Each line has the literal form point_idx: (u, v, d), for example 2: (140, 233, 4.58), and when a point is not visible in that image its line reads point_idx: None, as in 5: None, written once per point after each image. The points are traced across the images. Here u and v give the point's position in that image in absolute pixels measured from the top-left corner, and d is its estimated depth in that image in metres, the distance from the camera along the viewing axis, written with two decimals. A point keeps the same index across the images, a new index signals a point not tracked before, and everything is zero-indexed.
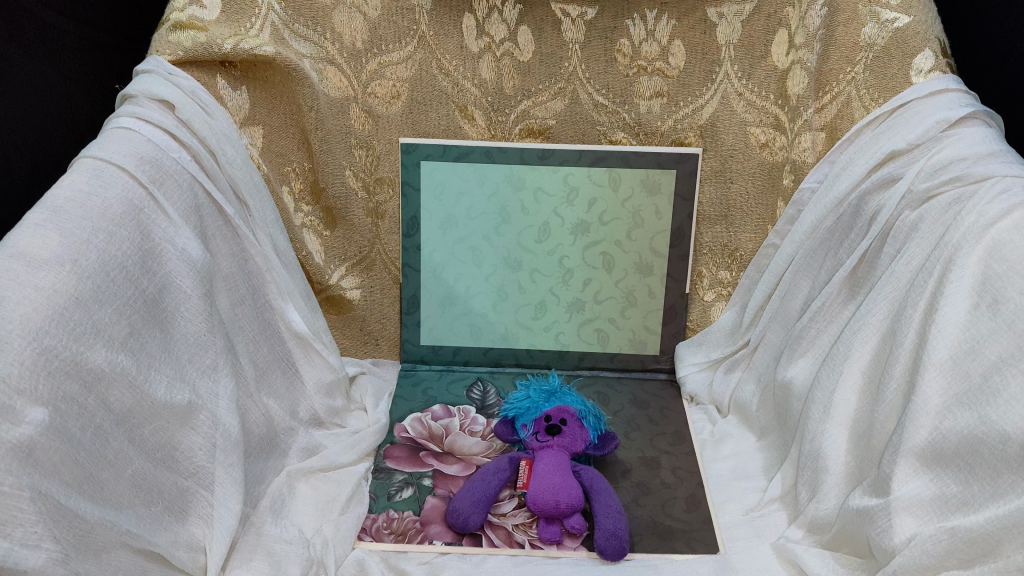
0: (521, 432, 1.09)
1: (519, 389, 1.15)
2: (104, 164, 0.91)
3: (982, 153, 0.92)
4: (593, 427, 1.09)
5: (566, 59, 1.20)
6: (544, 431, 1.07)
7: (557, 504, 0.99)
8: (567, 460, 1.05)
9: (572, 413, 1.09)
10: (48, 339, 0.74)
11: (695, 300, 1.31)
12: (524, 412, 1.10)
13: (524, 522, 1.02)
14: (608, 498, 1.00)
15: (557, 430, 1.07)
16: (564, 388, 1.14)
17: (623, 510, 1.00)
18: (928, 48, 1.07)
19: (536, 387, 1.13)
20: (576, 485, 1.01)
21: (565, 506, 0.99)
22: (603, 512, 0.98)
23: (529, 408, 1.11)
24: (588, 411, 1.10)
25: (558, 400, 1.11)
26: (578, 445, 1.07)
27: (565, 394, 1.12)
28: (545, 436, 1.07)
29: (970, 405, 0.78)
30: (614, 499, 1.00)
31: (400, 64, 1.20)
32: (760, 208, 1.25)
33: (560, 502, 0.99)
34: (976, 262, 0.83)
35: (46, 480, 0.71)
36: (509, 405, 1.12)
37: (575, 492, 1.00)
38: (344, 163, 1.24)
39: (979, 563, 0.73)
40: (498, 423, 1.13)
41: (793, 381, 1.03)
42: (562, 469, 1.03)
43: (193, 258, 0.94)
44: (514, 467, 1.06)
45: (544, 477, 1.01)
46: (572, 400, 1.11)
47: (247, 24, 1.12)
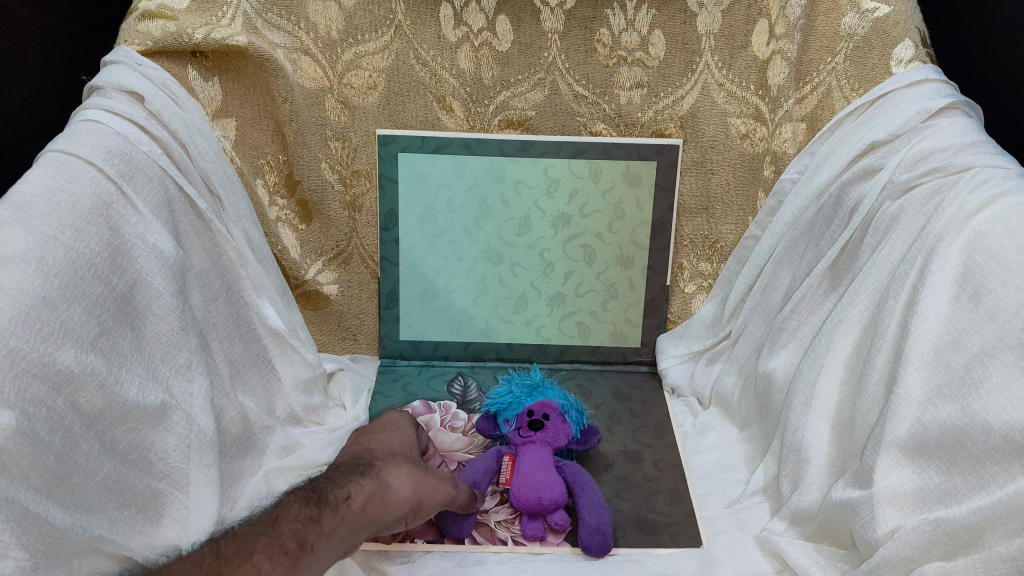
0: (503, 427, 1.08)
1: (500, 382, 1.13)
2: (71, 158, 0.88)
3: (962, 144, 0.92)
4: (575, 421, 1.08)
5: (545, 49, 1.19)
6: (527, 425, 1.05)
7: (540, 501, 0.98)
8: (549, 455, 1.03)
9: (554, 407, 1.07)
10: (15, 340, 0.72)
11: (676, 293, 1.30)
12: (506, 407, 1.09)
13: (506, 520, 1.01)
14: (591, 493, 0.99)
15: (540, 424, 1.05)
16: (546, 382, 1.13)
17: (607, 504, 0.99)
18: (908, 38, 1.05)
19: (518, 382, 1.12)
20: (559, 480, 1.00)
21: (548, 501, 0.98)
22: (587, 507, 0.97)
23: (511, 401, 1.09)
24: (570, 404, 1.09)
25: (540, 394, 1.10)
26: (561, 440, 1.05)
27: (547, 387, 1.11)
28: (528, 431, 1.05)
29: (952, 396, 0.78)
30: (597, 494, 0.99)
31: (377, 54, 1.18)
32: (740, 199, 1.25)
33: (543, 498, 0.98)
34: (957, 253, 0.83)
35: (12, 486, 0.69)
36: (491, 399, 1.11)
37: (558, 487, 0.99)
38: (319, 156, 1.21)
39: (962, 554, 0.73)
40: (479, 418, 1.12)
41: (774, 373, 1.03)
42: (545, 465, 1.01)
43: (164, 254, 0.91)
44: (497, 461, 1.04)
45: (526, 474, 0.99)
46: (554, 393, 1.10)
47: (219, 14, 1.09)
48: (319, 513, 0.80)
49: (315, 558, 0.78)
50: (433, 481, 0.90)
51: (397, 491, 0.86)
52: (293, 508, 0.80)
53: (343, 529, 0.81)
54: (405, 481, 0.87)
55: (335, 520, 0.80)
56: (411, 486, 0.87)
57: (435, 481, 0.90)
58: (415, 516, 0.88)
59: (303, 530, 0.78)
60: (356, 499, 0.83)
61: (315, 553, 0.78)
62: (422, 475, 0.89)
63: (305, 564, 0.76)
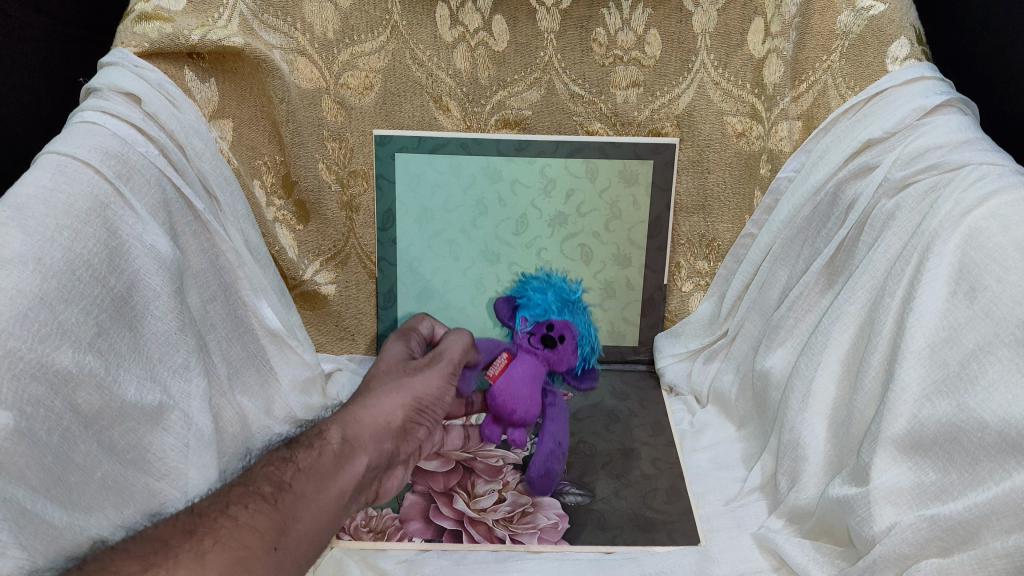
0: (520, 325, 1.11)
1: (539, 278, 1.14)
2: (67, 159, 0.88)
3: (957, 141, 0.92)
4: (583, 356, 1.10)
5: (541, 49, 1.19)
6: (541, 337, 1.08)
7: (512, 413, 1.04)
8: (542, 373, 1.07)
9: (574, 334, 1.09)
10: (12, 341, 0.72)
11: (674, 291, 1.31)
12: (533, 307, 1.11)
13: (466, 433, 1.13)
14: (557, 432, 1.05)
15: (552, 343, 1.08)
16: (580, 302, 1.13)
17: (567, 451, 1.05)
18: (904, 36, 1.06)
19: (557, 287, 1.11)
20: (538, 403, 1.05)
21: (517, 416, 1.04)
22: (551, 443, 1.04)
23: (540, 305, 1.10)
24: (589, 340, 1.10)
25: (568, 313, 1.10)
26: (562, 366, 1.09)
27: (579, 309, 1.11)
28: (538, 343, 1.08)
29: (948, 393, 0.78)
30: (562, 436, 1.05)
31: (373, 54, 1.18)
32: (737, 198, 1.25)
33: (515, 412, 1.03)
34: (952, 249, 0.83)
35: (8, 485, 0.70)
36: (522, 290, 1.13)
37: (533, 411, 1.04)
38: (316, 156, 1.21)
39: (958, 550, 0.73)
40: (501, 300, 1.15)
41: (771, 371, 1.03)
42: (533, 382, 1.05)
43: (162, 254, 0.91)
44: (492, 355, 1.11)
45: (513, 383, 1.04)
46: (581, 319, 1.11)
47: (215, 15, 1.09)
48: (291, 456, 0.85)
49: (306, 490, 0.82)
50: (417, 376, 0.99)
51: (373, 407, 0.95)
52: (268, 467, 0.83)
53: (331, 458, 0.86)
54: (385, 396, 0.96)
55: (309, 456, 0.85)
56: (385, 396, 0.96)
57: (412, 378, 0.99)
58: (420, 407, 0.97)
59: (279, 475, 0.82)
60: (330, 435, 0.89)
61: (301, 488, 0.81)
62: (395, 385, 0.98)
63: (290, 499, 0.80)
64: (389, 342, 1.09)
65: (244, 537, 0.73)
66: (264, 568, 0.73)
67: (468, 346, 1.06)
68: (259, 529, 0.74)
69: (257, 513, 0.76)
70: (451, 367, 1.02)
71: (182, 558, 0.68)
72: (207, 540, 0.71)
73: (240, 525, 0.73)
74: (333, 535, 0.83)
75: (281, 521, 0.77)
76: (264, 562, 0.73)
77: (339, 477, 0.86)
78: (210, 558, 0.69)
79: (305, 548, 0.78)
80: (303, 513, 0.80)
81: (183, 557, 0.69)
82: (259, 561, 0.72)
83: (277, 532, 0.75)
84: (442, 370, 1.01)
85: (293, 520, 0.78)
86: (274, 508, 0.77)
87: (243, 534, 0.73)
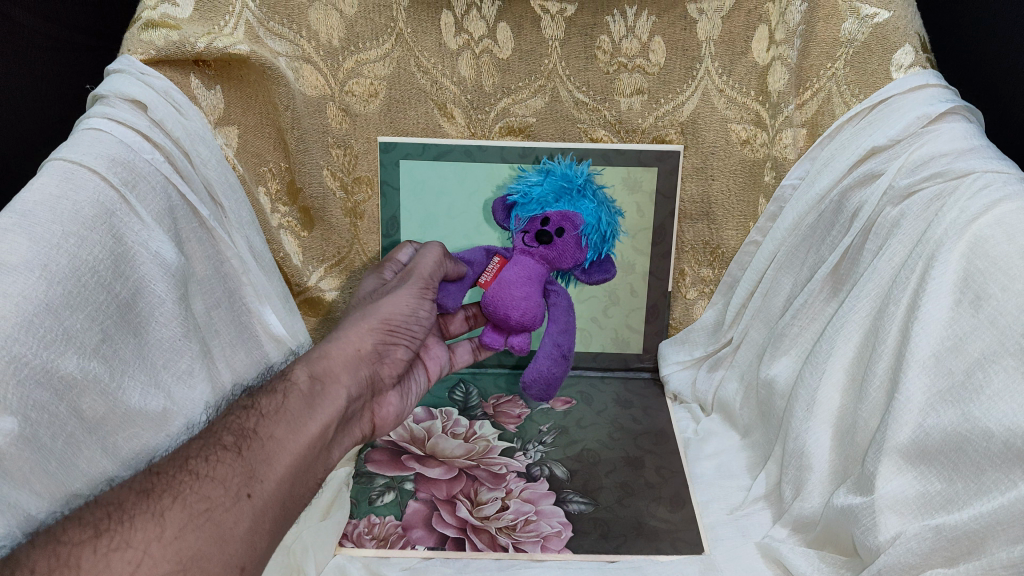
0: (516, 225, 1.08)
1: (537, 173, 1.09)
2: (74, 166, 0.88)
3: (962, 149, 0.92)
4: (591, 247, 1.04)
5: (545, 57, 1.19)
6: (536, 234, 1.04)
7: (507, 318, 1.00)
8: (542, 272, 1.04)
9: (574, 224, 1.03)
10: (17, 347, 0.73)
11: (678, 298, 1.31)
12: (527, 204, 1.07)
13: (474, 345, 1.11)
14: (559, 336, 1.03)
15: (548, 239, 1.03)
16: (584, 189, 1.06)
17: (571, 352, 1.04)
18: (908, 43, 1.06)
19: (553, 178, 1.06)
20: (535, 304, 1.01)
21: (514, 322, 1.00)
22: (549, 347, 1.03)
23: (536, 200, 1.06)
24: (595, 226, 1.03)
25: (569, 204, 1.05)
26: (565, 261, 1.04)
27: (582, 197, 1.05)
28: (533, 242, 1.04)
29: (953, 402, 0.77)
30: (565, 339, 1.03)
31: (378, 61, 1.18)
32: (740, 206, 1.24)
33: (510, 318, 1.00)
34: (958, 257, 0.82)
35: (15, 491, 0.71)
36: (519, 187, 1.08)
37: (531, 315, 1.00)
38: (321, 163, 1.22)
39: (963, 561, 0.72)
40: (497, 201, 1.10)
41: (776, 380, 1.03)
42: (527, 283, 1.01)
43: (167, 261, 0.92)
44: (488, 259, 1.10)
45: (505, 286, 1.01)
46: (584, 207, 1.04)
47: (221, 23, 1.09)
48: (254, 402, 0.79)
49: (276, 433, 0.77)
50: (386, 304, 0.96)
51: (341, 340, 0.91)
52: (233, 416, 0.78)
53: (303, 395, 0.82)
54: (354, 332, 0.92)
55: (273, 402, 0.80)
56: (352, 326, 0.93)
57: (380, 302, 0.96)
58: (392, 330, 0.94)
59: (242, 422, 0.77)
60: (297, 377, 0.84)
61: (269, 433, 0.77)
62: (362, 317, 0.94)
63: (254, 445, 0.75)
64: (365, 277, 1.10)
65: (207, 491, 0.69)
66: (236, 516, 0.69)
67: (443, 256, 1.04)
68: (223, 481, 0.70)
69: (218, 464, 0.71)
70: (424, 281, 1.00)
71: (138, 520, 0.64)
72: (166, 498, 0.67)
73: (202, 480, 0.69)
74: (322, 470, 0.80)
75: (249, 467, 0.72)
76: (231, 513, 0.69)
77: (313, 414, 0.81)
78: (170, 516, 0.66)
79: (284, 491, 0.74)
80: (271, 458, 0.75)
81: (141, 519, 0.65)
82: (227, 512, 0.68)
83: (246, 479, 0.71)
84: (412, 290, 0.99)
85: (264, 463, 0.74)
86: (237, 457, 0.73)
87: (206, 488, 0.69)
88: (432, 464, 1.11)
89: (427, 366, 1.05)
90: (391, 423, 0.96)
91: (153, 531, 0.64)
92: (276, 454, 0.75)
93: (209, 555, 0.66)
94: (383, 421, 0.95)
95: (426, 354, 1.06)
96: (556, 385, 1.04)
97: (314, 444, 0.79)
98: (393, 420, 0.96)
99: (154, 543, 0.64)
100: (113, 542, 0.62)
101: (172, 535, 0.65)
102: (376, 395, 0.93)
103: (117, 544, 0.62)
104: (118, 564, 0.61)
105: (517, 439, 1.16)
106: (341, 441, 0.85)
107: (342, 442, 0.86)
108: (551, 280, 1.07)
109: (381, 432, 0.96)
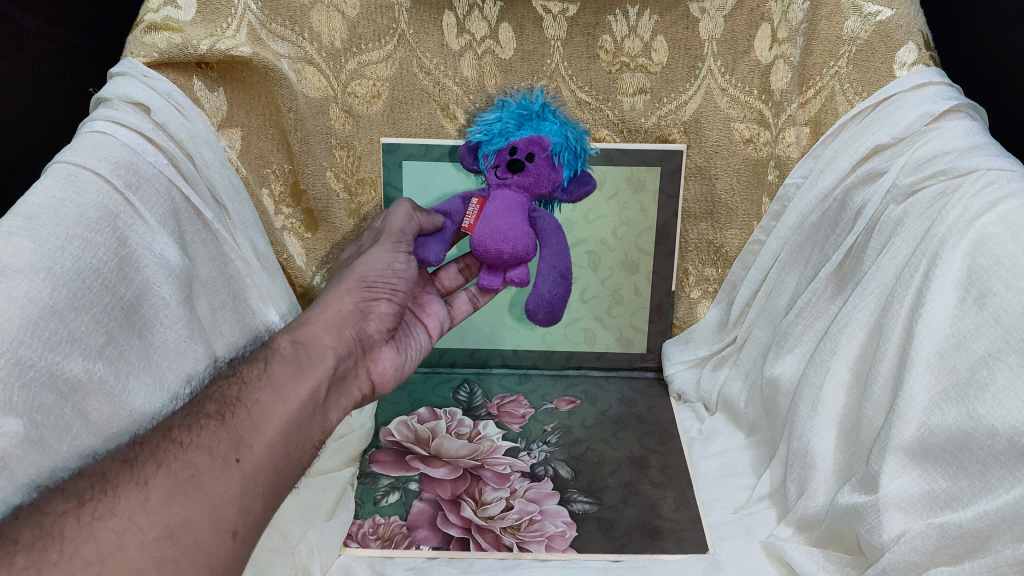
0: (483, 164, 1.04)
1: (492, 109, 1.05)
2: (79, 168, 0.89)
3: (966, 146, 0.91)
4: (566, 165, 1.01)
5: (549, 56, 1.19)
6: (506, 166, 1.01)
7: (499, 253, 0.96)
8: (523, 201, 1.01)
9: (542, 147, 1.00)
10: (23, 349, 0.73)
11: (683, 298, 1.32)
12: (489, 141, 1.03)
13: (470, 295, 1.10)
14: (553, 258, 1.00)
15: (521, 166, 1.00)
16: (544, 112, 1.02)
17: (569, 271, 1.01)
18: (911, 41, 1.05)
19: (510, 109, 1.03)
20: (523, 232, 0.97)
21: (508, 255, 0.96)
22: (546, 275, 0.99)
23: (499, 133, 1.02)
24: (564, 145, 1.00)
25: (532, 129, 1.01)
26: (542, 185, 1.01)
27: (544, 120, 1.02)
28: (506, 173, 1.01)
29: (958, 399, 0.77)
30: (560, 259, 1.01)
31: (380, 63, 1.18)
32: (745, 205, 1.24)
33: (503, 252, 0.96)
34: (961, 255, 0.82)
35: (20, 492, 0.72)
36: (479, 126, 1.04)
37: (523, 245, 0.96)
38: (325, 164, 1.23)
39: (967, 559, 0.72)
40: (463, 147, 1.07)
41: (780, 378, 1.03)
42: (512, 213, 0.98)
43: (170, 263, 0.92)
44: (466, 205, 1.06)
45: (490, 222, 0.97)
46: (548, 128, 1.01)
47: (223, 25, 1.08)
48: (235, 372, 0.80)
49: (261, 398, 0.77)
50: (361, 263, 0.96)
51: (321, 305, 0.92)
52: (215, 386, 0.78)
53: (288, 359, 0.82)
54: (336, 297, 0.92)
55: (256, 370, 0.80)
56: (331, 292, 0.93)
57: (357, 263, 0.96)
58: (371, 286, 0.94)
59: (224, 391, 0.77)
60: (281, 342, 0.85)
61: (254, 399, 0.77)
62: (339, 280, 0.95)
63: (238, 412, 0.75)
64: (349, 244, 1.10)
65: (192, 458, 0.69)
66: (225, 483, 0.69)
67: (413, 211, 1.04)
68: (209, 449, 0.71)
69: (204, 433, 0.72)
70: (397, 236, 0.99)
71: (121, 489, 0.65)
72: (150, 467, 0.68)
73: (187, 449, 0.70)
74: (320, 431, 0.80)
75: (236, 434, 0.73)
76: (220, 479, 0.69)
77: (301, 377, 0.81)
78: (154, 485, 0.66)
79: (277, 455, 0.75)
80: (256, 422, 0.75)
81: (124, 488, 0.65)
82: (214, 479, 0.69)
83: (233, 445, 0.72)
84: (385, 246, 0.98)
85: (252, 430, 0.74)
86: (223, 425, 0.73)
87: (191, 456, 0.69)
88: (434, 463, 1.11)
89: (427, 324, 1.06)
90: (392, 377, 0.96)
91: (137, 499, 0.65)
92: (264, 420, 0.76)
93: (198, 520, 0.66)
94: (383, 376, 0.95)
95: (423, 312, 1.07)
96: (561, 307, 1.01)
97: (305, 405, 0.79)
98: (394, 373, 0.96)
99: (139, 511, 0.64)
100: (97, 510, 0.63)
101: (157, 502, 0.65)
102: (368, 353, 0.93)
103: (101, 513, 0.63)
104: (102, 531, 0.62)
105: (521, 439, 1.16)
106: (339, 401, 0.86)
107: (339, 402, 0.86)
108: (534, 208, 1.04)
109: (385, 389, 0.96)
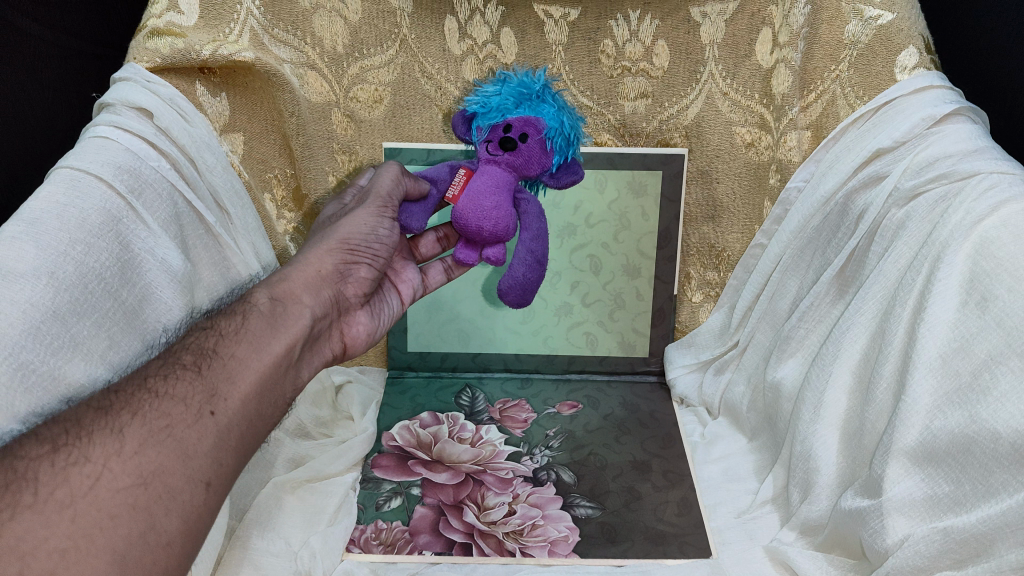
0: (475, 136, 0.98)
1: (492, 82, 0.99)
2: (82, 173, 0.89)
3: (967, 150, 0.91)
4: (558, 151, 0.95)
5: (550, 60, 1.20)
6: (499, 143, 0.95)
7: (479, 230, 0.92)
8: (510, 180, 0.95)
9: (537, 129, 0.94)
10: (26, 354, 0.73)
11: (684, 302, 1.32)
12: (484, 114, 0.97)
13: (446, 266, 1.06)
14: (533, 243, 0.96)
15: (512, 146, 0.94)
16: (544, 94, 0.96)
17: (546, 258, 0.97)
18: (912, 45, 1.05)
19: (511, 85, 0.97)
20: (505, 214, 0.93)
21: (487, 234, 0.92)
22: (522, 256, 0.95)
23: (496, 107, 0.95)
24: (559, 130, 0.94)
25: (530, 109, 0.95)
26: (532, 168, 0.95)
27: (543, 101, 0.96)
28: (498, 150, 0.95)
29: (961, 404, 0.77)
30: (540, 244, 0.97)
31: (382, 67, 1.19)
32: (747, 207, 1.25)
33: (483, 230, 0.91)
34: (963, 259, 0.82)
35: None
36: (475, 98, 0.97)
37: (505, 225, 0.92)
38: (326, 169, 1.22)
39: (971, 563, 0.72)
40: (456, 115, 1.00)
41: (783, 382, 1.03)
42: (496, 192, 0.93)
43: (173, 268, 0.93)
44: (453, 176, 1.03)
45: (474, 198, 0.92)
46: (546, 111, 0.95)
47: (226, 30, 1.08)
48: (213, 325, 0.78)
49: (237, 352, 0.75)
50: (345, 222, 0.92)
51: (300, 262, 0.88)
52: (192, 338, 0.76)
53: (264, 315, 0.80)
54: (316, 256, 0.89)
55: (233, 323, 0.78)
56: (311, 249, 0.90)
57: (338, 223, 0.92)
58: (353, 249, 0.90)
59: (201, 342, 0.75)
60: (259, 300, 0.81)
61: (231, 353, 0.75)
62: (320, 239, 0.91)
63: (212, 366, 0.73)
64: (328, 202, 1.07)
65: (166, 407, 0.67)
66: (199, 434, 0.67)
67: (401, 174, 0.99)
68: (185, 399, 0.68)
69: (179, 383, 0.69)
70: (383, 198, 0.95)
71: (97, 436, 0.63)
72: (124, 415, 0.65)
73: (163, 398, 0.68)
74: (290, 388, 0.79)
75: (210, 386, 0.71)
76: (193, 430, 0.67)
77: (275, 333, 0.79)
78: (129, 432, 0.64)
79: (250, 410, 0.73)
80: (228, 378, 0.73)
81: (99, 435, 0.63)
82: (188, 430, 0.67)
83: (207, 397, 0.70)
84: (371, 209, 0.94)
85: (226, 381, 0.72)
86: (198, 376, 0.71)
87: (166, 406, 0.67)
88: (434, 466, 1.11)
89: (400, 290, 1.03)
90: (363, 342, 0.94)
91: (111, 446, 0.63)
92: (239, 372, 0.74)
93: (173, 469, 0.64)
94: (354, 340, 0.93)
95: (398, 278, 1.04)
96: (533, 292, 0.97)
97: (279, 362, 0.77)
98: (366, 339, 0.94)
99: (114, 458, 0.62)
100: (72, 456, 0.61)
101: (131, 450, 0.63)
102: (342, 315, 0.91)
103: (76, 460, 0.61)
104: (77, 477, 0.60)
105: (524, 444, 1.16)
106: (311, 360, 0.84)
107: (311, 360, 0.84)
108: (518, 188, 0.99)
109: (353, 353, 0.94)
